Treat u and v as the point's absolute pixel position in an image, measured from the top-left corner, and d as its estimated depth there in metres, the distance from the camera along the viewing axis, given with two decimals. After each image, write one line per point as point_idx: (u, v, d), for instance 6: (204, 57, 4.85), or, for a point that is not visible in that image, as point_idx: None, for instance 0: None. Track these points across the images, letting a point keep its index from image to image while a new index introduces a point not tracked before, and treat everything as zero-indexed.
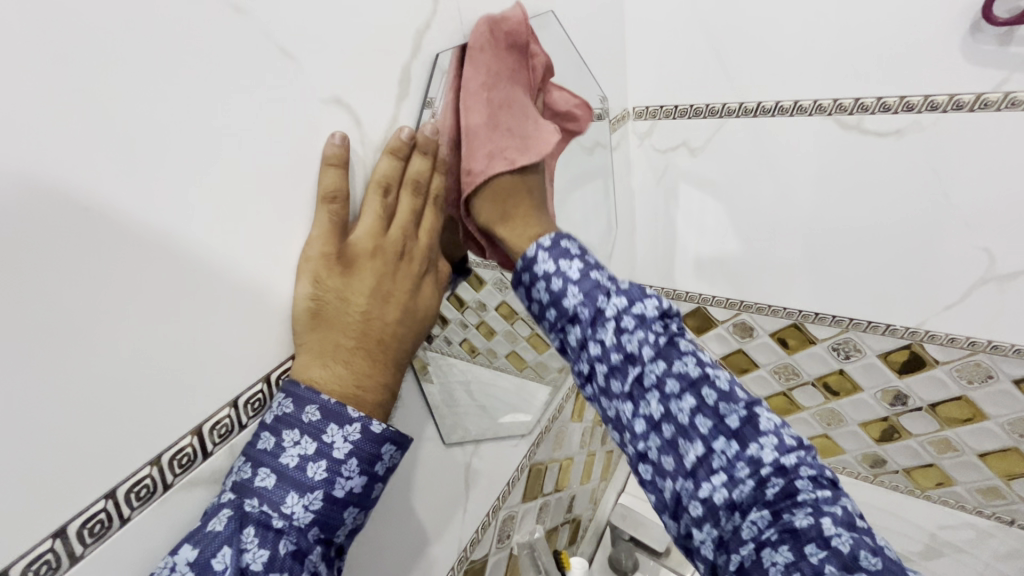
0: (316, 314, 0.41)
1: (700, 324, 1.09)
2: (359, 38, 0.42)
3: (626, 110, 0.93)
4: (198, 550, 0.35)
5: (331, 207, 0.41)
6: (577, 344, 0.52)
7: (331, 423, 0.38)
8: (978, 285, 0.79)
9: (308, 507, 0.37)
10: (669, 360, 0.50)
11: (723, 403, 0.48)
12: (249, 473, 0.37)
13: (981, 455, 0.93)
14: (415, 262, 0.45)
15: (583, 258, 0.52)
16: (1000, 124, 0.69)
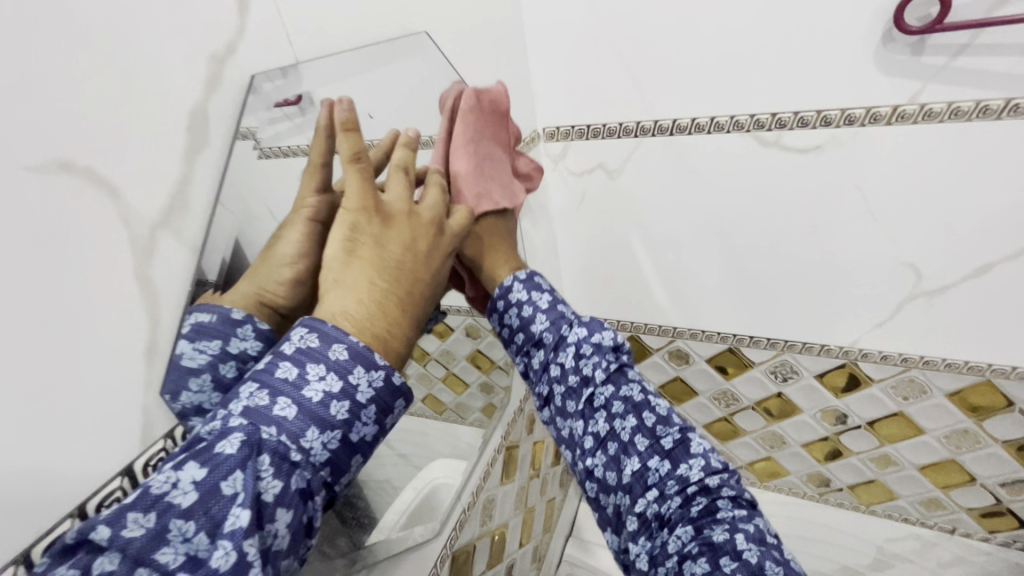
0: (350, 253, 0.37)
1: (635, 353, 1.03)
2: (106, 75, 0.30)
3: (536, 131, 0.84)
4: (206, 471, 0.30)
5: (358, 166, 0.38)
6: (540, 367, 0.54)
7: (360, 364, 0.34)
8: (907, 302, 0.76)
9: (326, 445, 0.34)
10: (617, 384, 0.51)
11: (661, 425, 0.49)
12: (266, 400, 0.32)
13: (921, 468, 0.91)
14: (452, 232, 0.43)
15: (554, 291, 0.54)
16: (919, 136, 0.65)
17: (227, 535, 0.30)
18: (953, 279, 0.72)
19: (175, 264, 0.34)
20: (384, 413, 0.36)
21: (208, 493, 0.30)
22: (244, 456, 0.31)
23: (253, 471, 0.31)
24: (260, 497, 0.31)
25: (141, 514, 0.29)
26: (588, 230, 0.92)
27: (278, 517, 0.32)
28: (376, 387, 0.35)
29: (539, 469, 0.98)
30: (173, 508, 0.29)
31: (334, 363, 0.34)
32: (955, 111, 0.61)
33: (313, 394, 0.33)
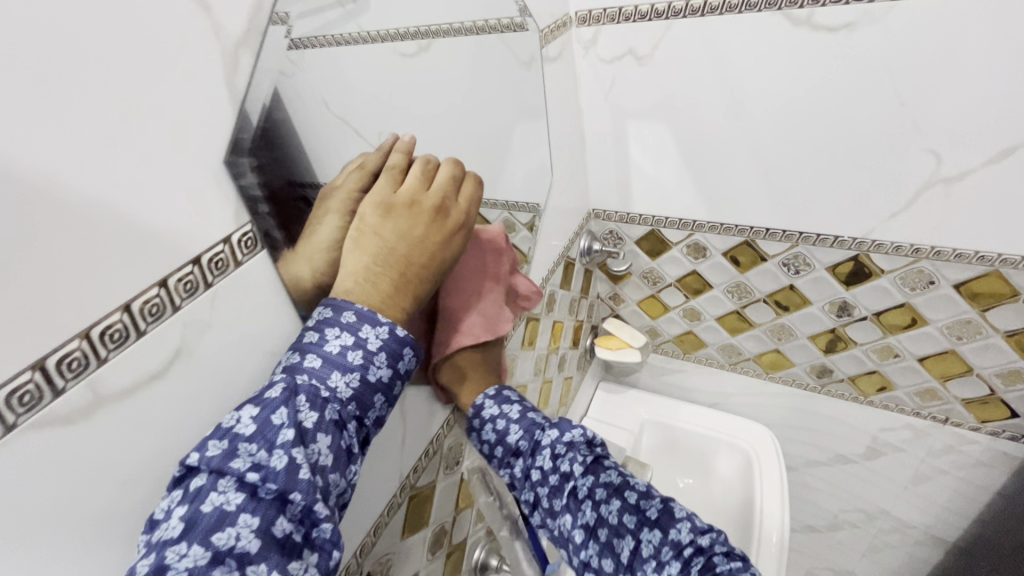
0: (357, 241, 0.45)
1: (654, 247, 1.08)
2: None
3: (568, 16, 0.86)
4: (258, 408, 0.37)
5: (387, 171, 0.50)
6: (523, 474, 0.62)
7: (366, 322, 0.41)
8: (925, 189, 0.78)
9: (349, 384, 0.40)
10: (596, 473, 0.58)
11: (643, 500, 0.55)
12: (298, 357, 0.40)
13: (920, 359, 0.95)
14: (446, 220, 0.48)
15: (521, 403, 0.65)
16: (962, 9, 0.64)
17: (278, 445, 0.36)
18: (973, 164, 0.73)
19: (255, 76, 0.40)
20: (394, 359, 0.42)
21: (264, 424, 0.36)
22: (286, 397, 0.37)
23: (293, 406, 0.37)
24: (301, 424, 0.37)
25: (218, 440, 0.35)
26: (613, 123, 0.95)
27: (321, 439, 0.38)
28: (382, 338, 0.41)
29: (558, 347, 1.09)
30: (238, 434, 0.36)
31: (346, 323, 0.41)
32: None
33: (333, 348, 0.40)
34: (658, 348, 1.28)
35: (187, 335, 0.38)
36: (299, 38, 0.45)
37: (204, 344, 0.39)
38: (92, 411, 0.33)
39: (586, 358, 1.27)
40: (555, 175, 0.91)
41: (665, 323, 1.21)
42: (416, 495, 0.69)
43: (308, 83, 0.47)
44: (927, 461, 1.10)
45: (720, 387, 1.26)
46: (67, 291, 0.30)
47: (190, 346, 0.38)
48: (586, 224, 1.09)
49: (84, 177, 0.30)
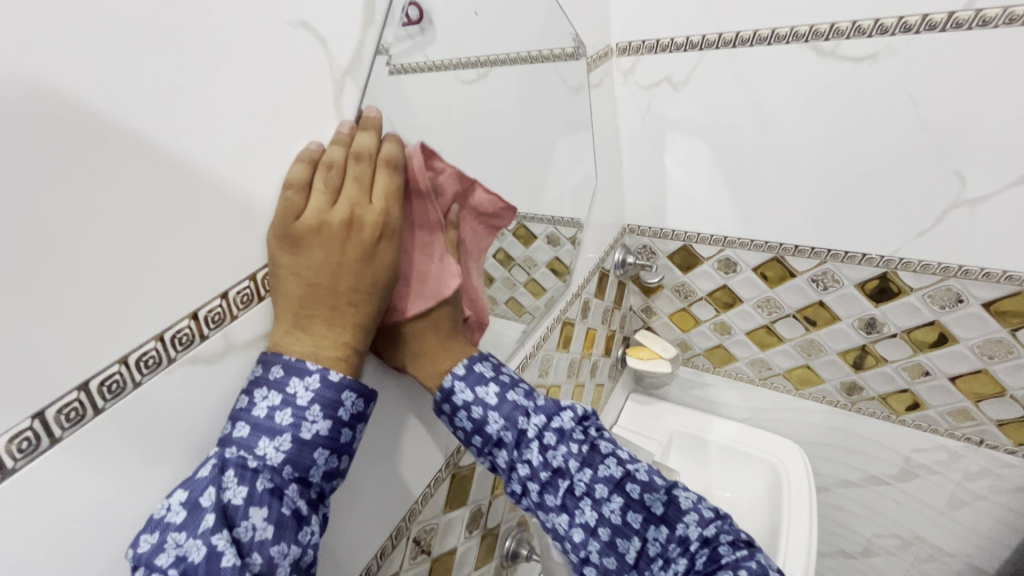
0: (275, 288, 0.46)
1: (686, 261, 1.13)
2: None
3: (610, 46, 0.94)
4: (186, 492, 0.39)
5: (286, 194, 0.45)
6: (507, 465, 0.60)
7: (293, 376, 0.44)
8: (951, 209, 0.81)
9: (279, 448, 0.43)
10: (593, 466, 0.58)
11: (647, 494, 0.57)
12: (229, 427, 0.43)
13: (952, 377, 0.97)
14: (362, 234, 0.46)
15: (497, 380, 0.60)
16: (981, 41, 0.69)
17: (200, 533, 0.38)
18: (996, 187, 0.77)
19: (353, 99, 0.50)
20: (330, 409, 0.45)
21: (192, 509, 0.38)
22: (214, 475, 0.40)
23: (220, 482, 0.40)
24: (230, 502, 0.40)
25: (148, 534, 0.38)
26: (649, 143, 1.02)
27: (253, 514, 0.41)
28: (313, 390, 0.44)
29: (591, 354, 1.14)
30: (169, 524, 0.38)
31: (274, 383, 0.44)
32: (1009, 17, 0.66)
33: (261, 412, 0.43)
34: (689, 361, 1.31)
35: None
36: (397, 64, 0.56)
37: None
38: (221, 355, 0.43)
39: (617, 368, 1.32)
40: (596, 190, 0.98)
41: (696, 336, 1.25)
42: (457, 475, 0.76)
43: (397, 100, 0.57)
44: (963, 485, 1.09)
45: (750, 402, 1.28)
46: (209, 261, 0.41)
47: None
48: (621, 238, 1.15)
49: (228, 180, 0.41)
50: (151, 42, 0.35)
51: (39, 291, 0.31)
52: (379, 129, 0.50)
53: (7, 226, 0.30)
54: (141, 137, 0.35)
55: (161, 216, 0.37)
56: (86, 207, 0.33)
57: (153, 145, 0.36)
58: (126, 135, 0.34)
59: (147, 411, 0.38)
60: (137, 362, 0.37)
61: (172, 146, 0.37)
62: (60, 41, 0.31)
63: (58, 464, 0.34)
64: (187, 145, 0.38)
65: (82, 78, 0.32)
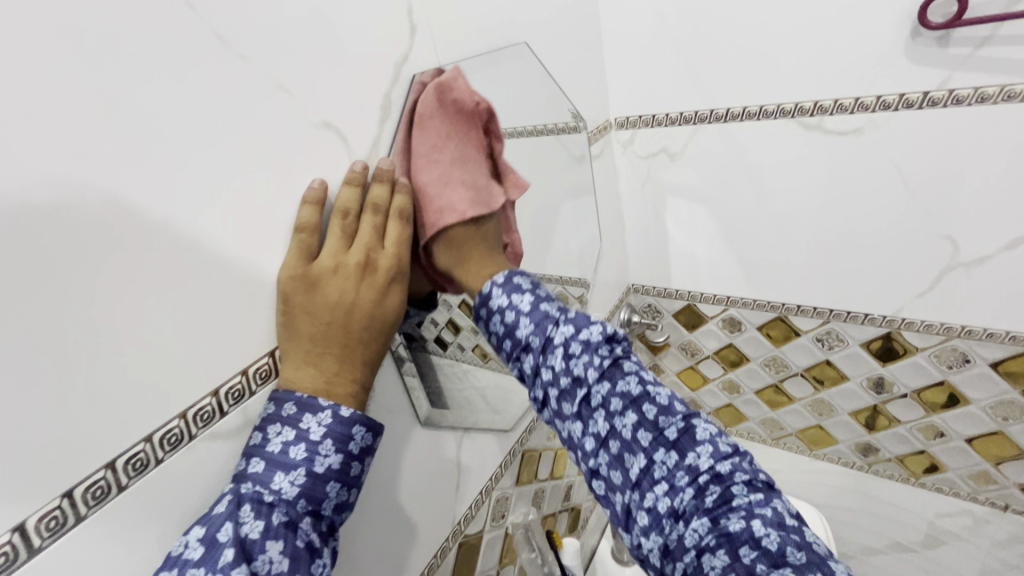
0: (288, 326, 0.46)
1: (691, 320, 1.14)
2: (351, 62, 0.50)
3: (609, 121, 1.00)
4: (204, 529, 0.40)
5: (301, 237, 0.47)
6: (532, 371, 0.55)
7: (306, 413, 0.44)
8: (947, 271, 0.83)
9: (293, 482, 0.43)
10: (613, 380, 0.53)
11: (663, 417, 0.51)
12: (244, 463, 0.43)
13: (968, 439, 0.95)
14: (376, 275, 0.48)
15: (534, 291, 0.56)
16: (956, 117, 0.73)
17: (219, 568, 0.38)
18: (989, 250, 0.79)
19: None
20: (342, 442, 0.45)
21: (210, 545, 0.39)
22: (230, 510, 0.41)
23: (236, 518, 0.40)
24: (246, 537, 0.40)
25: (167, 571, 0.38)
26: (650, 208, 1.06)
27: (269, 547, 0.41)
28: (325, 426, 0.44)
29: None
30: (188, 561, 0.38)
31: (287, 419, 0.44)
32: (981, 96, 0.71)
33: (276, 447, 0.43)
34: (700, 421, 1.30)
35: None
36: None
37: None
38: (237, 431, 0.45)
39: None
40: (600, 252, 1.02)
41: (706, 395, 1.24)
42: (464, 543, 0.75)
43: None
44: (993, 553, 1.04)
45: (764, 463, 1.25)
46: (232, 341, 0.44)
47: None
48: (626, 297, 1.18)
49: (253, 266, 0.45)
50: (192, 152, 0.39)
51: (77, 378, 0.34)
52: (392, 180, 0.52)
53: (55, 319, 0.33)
54: (179, 233, 0.39)
55: (191, 302, 0.41)
56: (124, 298, 0.36)
57: (189, 239, 0.40)
58: (166, 233, 0.38)
59: (167, 488, 0.40)
60: (161, 440, 0.39)
61: (204, 239, 0.41)
62: (117, 159, 0.35)
63: (81, 540, 0.36)
64: (219, 237, 0.42)
65: (131, 188, 0.36)
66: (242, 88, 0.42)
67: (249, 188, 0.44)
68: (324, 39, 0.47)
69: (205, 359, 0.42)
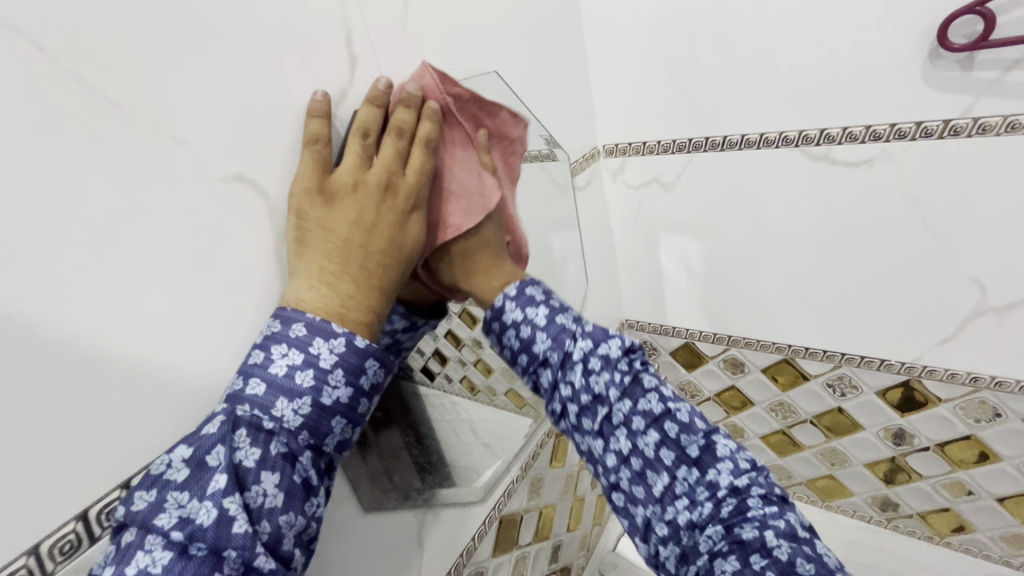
0: (301, 241, 0.43)
1: (690, 360, 1.05)
2: (269, 105, 0.43)
3: (597, 148, 0.93)
4: (192, 449, 0.35)
5: (314, 148, 0.44)
6: (548, 388, 0.50)
7: (317, 336, 0.39)
8: (973, 317, 0.74)
9: (297, 411, 0.38)
10: (634, 398, 0.48)
11: (684, 434, 0.47)
12: (241, 383, 0.38)
13: (999, 499, 0.85)
14: (397, 199, 0.44)
15: (549, 304, 0.51)
16: (981, 149, 0.65)
17: (208, 494, 0.34)
18: (1020, 296, 0.70)
19: None
20: (353, 375, 0.40)
21: (197, 467, 0.35)
22: (223, 433, 0.36)
23: (231, 443, 0.36)
24: (240, 463, 0.36)
25: (145, 491, 0.34)
26: (643, 240, 0.98)
27: (264, 478, 0.36)
28: (337, 354, 0.39)
29: None
30: (169, 482, 0.34)
31: (295, 340, 0.39)
32: (1011, 125, 0.62)
33: (279, 370, 0.38)
34: None
35: None
36: None
37: None
38: None
39: None
40: (587, 291, 0.93)
41: None
42: None
43: None
44: None
45: None
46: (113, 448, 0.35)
47: None
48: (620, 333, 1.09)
49: (137, 353, 0.36)
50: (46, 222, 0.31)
51: None
52: (418, 105, 0.47)
53: None
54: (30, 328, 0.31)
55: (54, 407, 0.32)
56: None
57: (43, 332, 0.32)
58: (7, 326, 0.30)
59: None
60: None
61: (67, 330, 0.33)
62: None
63: None
64: (90, 323, 0.34)
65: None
66: (121, 141, 0.34)
67: (132, 261, 0.36)
68: (233, 80, 0.40)
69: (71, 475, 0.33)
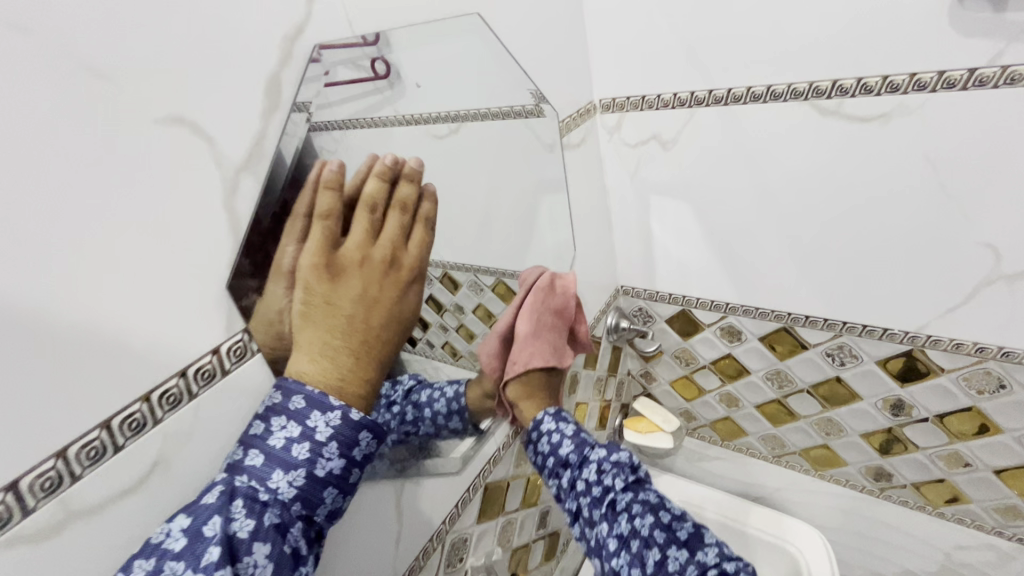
0: (304, 314, 0.44)
1: (686, 327, 1.02)
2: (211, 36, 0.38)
3: (593, 103, 0.87)
4: (190, 519, 0.37)
5: (326, 223, 0.46)
6: (568, 485, 0.63)
7: (314, 410, 0.41)
8: (984, 285, 0.70)
9: (291, 483, 0.40)
10: (636, 491, 0.61)
11: (676, 521, 0.60)
12: (241, 454, 0.41)
13: (996, 471, 0.84)
14: (395, 274, 0.51)
15: (577, 423, 0.67)
16: (1009, 101, 0.59)
17: (201, 566, 0.35)
18: None
19: (256, 195, 0.42)
20: (346, 447, 0.41)
21: (193, 537, 0.36)
22: (222, 503, 0.38)
23: (228, 513, 0.38)
24: (234, 535, 0.37)
25: (143, 560, 0.36)
26: (639, 203, 0.93)
27: (256, 549, 0.38)
28: (333, 427, 0.41)
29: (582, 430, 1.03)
30: (167, 551, 0.36)
31: (293, 413, 0.41)
32: None
33: (277, 442, 0.40)
34: (694, 433, 1.19)
35: (166, 446, 0.39)
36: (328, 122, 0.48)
37: (185, 452, 0.40)
38: (56, 529, 0.33)
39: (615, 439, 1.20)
40: (578, 257, 0.89)
41: (702, 406, 1.13)
42: None
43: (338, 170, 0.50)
44: None
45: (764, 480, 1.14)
46: (40, 419, 0.32)
47: (169, 458, 0.39)
48: (615, 300, 1.06)
49: (62, 314, 0.32)
50: None
51: None
52: (410, 183, 0.57)
53: None
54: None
55: None
56: None
57: None
58: None
59: None
60: None
61: None
62: None
63: None
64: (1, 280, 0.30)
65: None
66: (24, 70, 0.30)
67: (51, 210, 0.31)
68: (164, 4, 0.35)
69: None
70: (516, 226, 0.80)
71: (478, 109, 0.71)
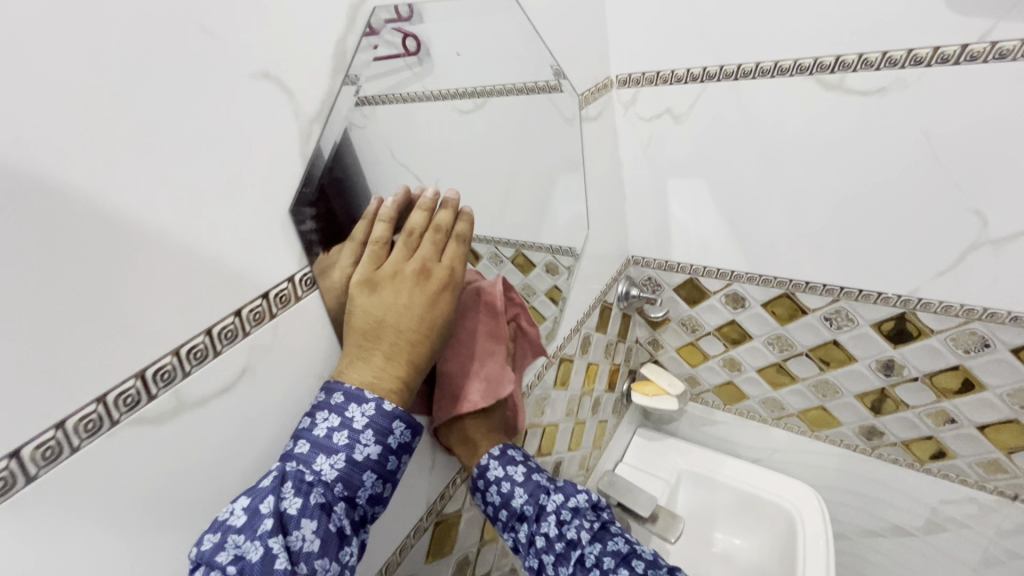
0: (349, 325, 0.51)
1: (693, 295, 1.08)
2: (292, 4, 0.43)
3: (609, 78, 0.92)
4: (248, 499, 0.41)
5: (375, 247, 0.53)
6: (527, 541, 0.63)
7: (352, 403, 0.46)
8: (972, 249, 0.76)
9: (334, 465, 0.45)
10: (603, 542, 0.61)
11: (651, 570, 0.59)
12: (291, 444, 0.46)
13: (980, 427, 0.90)
14: (429, 282, 0.52)
15: (525, 464, 0.66)
16: (997, 74, 0.65)
17: (258, 535, 0.39)
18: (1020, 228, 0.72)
19: (323, 145, 0.48)
20: (381, 435, 0.47)
21: (252, 514, 0.40)
22: (274, 485, 0.42)
23: (279, 492, 0.42)
24: (285, 511, 0.41)
25: (211, 534, 0.39)
26: (650, 175, 0.99)
27: (304, 525, 0.42)
28: (368, 416, 0.46)
29: (593, 390, 1.10)
30: (229, 527, 0.40)
31: (333, 407, 0.47)
32: None
33: (321, 431, 0.46)
34: (698, 398, 1.26)
35: (253, 357, 0.45)
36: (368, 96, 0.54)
37: (266, 363, 0.46)
38: (173, 416, 0.40)
39: (623, 402, 1.27)
40: (592, 225, 0.95)
41: (706, 371, 1.19)
42: (441, 522, 0.73)
43: (374, 134, 0.56)
44: (997, 542, 1.01)
45: (764, 442, 1.21)
46: (164, 322, 0.38)
47: (254, 368, 0.45)
48: (625, 269, 1.12)
49: (179, 235, 0.38)
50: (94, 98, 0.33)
51: None
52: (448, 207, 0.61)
53: None
54: (85, 200, 0.33)
55: (110, 277, 0.35)
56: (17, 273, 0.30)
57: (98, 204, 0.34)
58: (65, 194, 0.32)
59: (91, 482, 0.36)
60: (77, 427, 0.34)
61: (117, 206, 0.35)
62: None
63: None
64: (138, 202, 0.36)
65: (8, 145, 0.29)
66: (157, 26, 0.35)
67: (174, 146, 0.37)
68: None
69: (128, 343, 0.36)
70: (536, 193, 0.86)
71: (497, 85, 0.77)
